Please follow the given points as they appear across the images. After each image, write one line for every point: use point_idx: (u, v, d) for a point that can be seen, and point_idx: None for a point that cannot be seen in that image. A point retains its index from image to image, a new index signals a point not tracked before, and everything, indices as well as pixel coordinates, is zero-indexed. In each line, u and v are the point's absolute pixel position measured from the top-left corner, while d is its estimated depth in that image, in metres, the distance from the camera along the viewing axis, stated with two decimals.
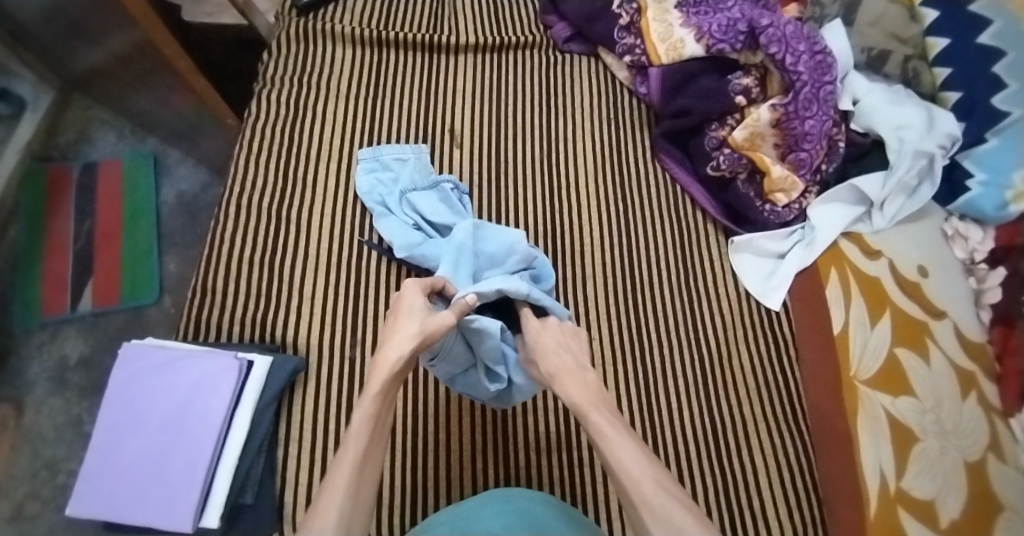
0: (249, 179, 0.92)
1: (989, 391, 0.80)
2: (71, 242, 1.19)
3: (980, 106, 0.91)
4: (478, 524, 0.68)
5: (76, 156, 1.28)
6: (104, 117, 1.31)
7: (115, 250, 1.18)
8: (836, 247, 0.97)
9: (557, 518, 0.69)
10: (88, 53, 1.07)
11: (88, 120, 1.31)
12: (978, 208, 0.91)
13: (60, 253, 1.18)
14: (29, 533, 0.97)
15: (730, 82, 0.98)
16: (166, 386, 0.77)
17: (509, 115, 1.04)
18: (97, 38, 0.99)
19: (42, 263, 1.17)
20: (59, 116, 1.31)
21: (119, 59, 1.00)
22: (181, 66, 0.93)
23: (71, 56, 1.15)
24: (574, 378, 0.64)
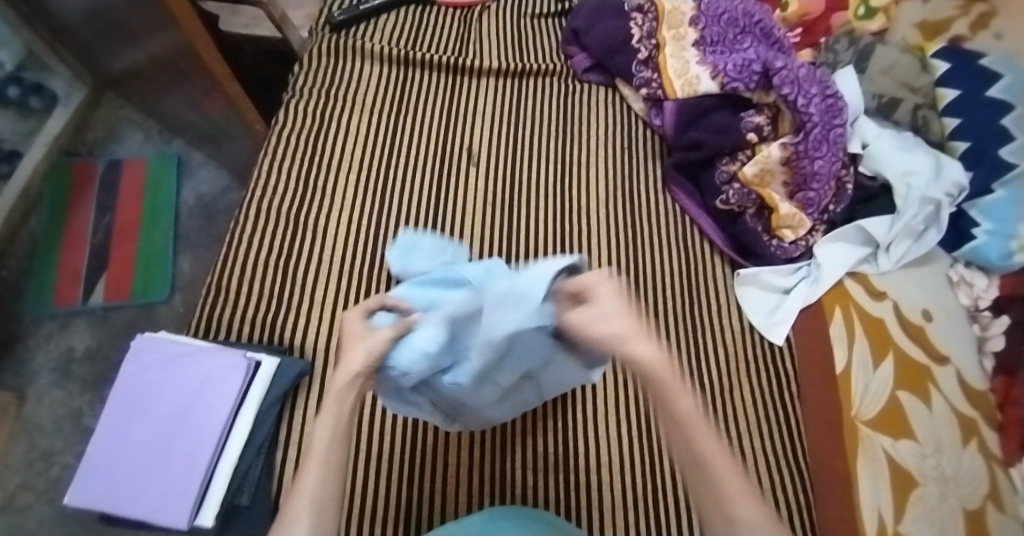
0: (270, 184, 0.94)
1: (989, 439, 0.83)
2: (88, 236, 1.21)
3: (987, 156, 0.95)
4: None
5: (103, 153, 1.31)
6: (133, 118, 1.35)
7: (131, 246, 1.20)
8: (841, 286, 0.97)
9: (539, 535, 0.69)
10: (125, 53, 1.11)
11: (118, 120, 1.35)
12: (983, 256, 0.93)
13: (77, 245, 1.20)
14: (20, 523, 0.97)
15: (742, 119, 1.01)
16: (175, 380, 0.77)
17: (526, 138, 1.06)
18: (135, 39, 1.02)
19: (59, 253, 1.19)
20: (90, 114, 1.35)
21: (156, 60, 1.03)
22: (217, 69, 0.96)
23: (109, 57, 1.19)
24: (647, 343, 0.52)
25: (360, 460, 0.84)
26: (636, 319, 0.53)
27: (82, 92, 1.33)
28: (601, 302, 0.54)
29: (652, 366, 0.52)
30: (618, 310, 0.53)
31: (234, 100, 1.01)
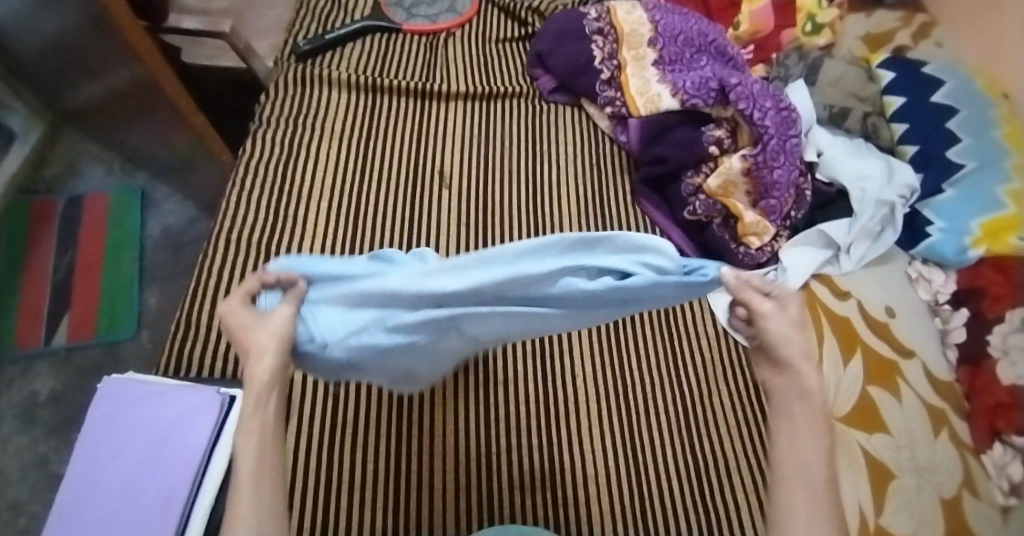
0: (240, 213, 0.94)
1: (960, 428, 0.88)
2: (50, 275, 1.18)
3: (935, 159, 1.02)
4: None
5: (63, 189, 1.29)
6: (94, 153, 1.33)
7: (95, 283, 1.17)
8: (808, 289, 1.00)
9: None
10: (86, 88, 1.11)
11: (78, 155, 1.33)
12: (939, 253, 0.98)
13: (38, 285, 1.17)
14: None
15: (703, 134, 1.04)
16: (145, 421, 0.75)
17: (495, 159, 1.08)
18: (96, 74, 1.02)
19: (19, 294, 1.16)
20: (49, 150, 1.33)
21: (117, 95, 1.03)
22: (181, 103, 0.96)
23: (68, 92, 1.18)
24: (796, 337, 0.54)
25: (342, 484, 0.81)
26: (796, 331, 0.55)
27: (39, 128, 1.30)
28: (784, 310, 0.55)
29: (788, 348, 0.54)
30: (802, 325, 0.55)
31: (200, 131, 1.02)
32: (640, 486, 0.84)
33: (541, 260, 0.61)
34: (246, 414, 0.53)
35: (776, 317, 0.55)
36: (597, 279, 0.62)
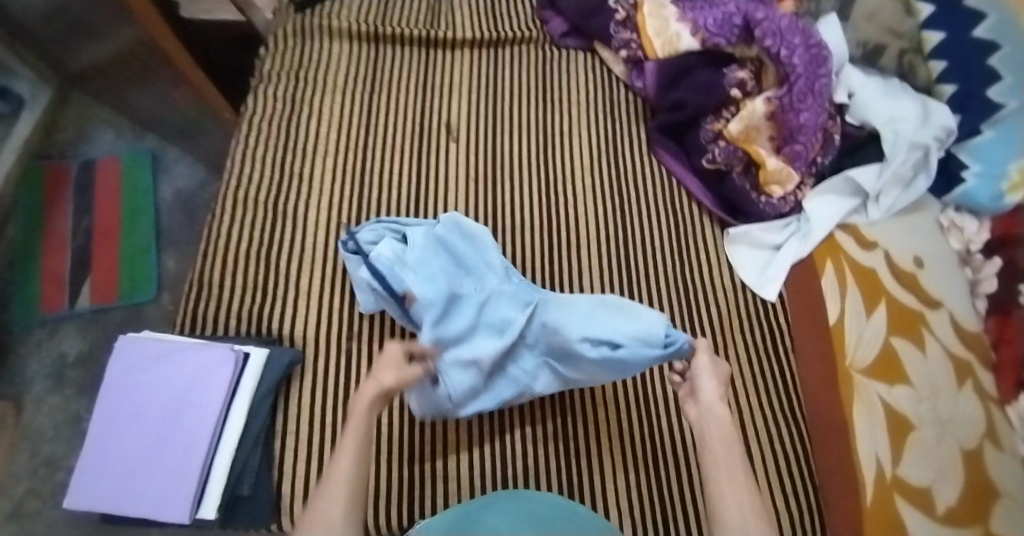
0: (245, 174, 0.93)
1: (985, 380, 0.85)
2: (68, 240, 1.20)
3: (975, 97, 0.94)
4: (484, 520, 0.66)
5: (75, 154, 1.29)
6: (104, 116, 1.32)
7: (112, 248, 1.19)
8: (831, 238, 0.97)
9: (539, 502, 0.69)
10: (87, 51, 1.09)
11: (87, 118, 1.32)
12: (973, 200, 0.94)
13: (58, 250, 1.19)
14: (30, 529, 0.98)
15: (725, 76, 0.98)
16: (161, 381, 0.77)
17: (505, 110, 1.04)
18: (98, 35, 1.00)
19: (41, 260, 1.18)
20: (58, 114, 1.32)
21: (120, 56, 1.01)
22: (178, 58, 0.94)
23: (71, 55, 1.16)
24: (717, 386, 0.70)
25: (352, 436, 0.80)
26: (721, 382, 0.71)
27: (47, 94, 1.30)
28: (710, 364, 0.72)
29: (715, 395, 0.69)
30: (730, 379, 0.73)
31: (200, 90, 1.00)
32: (647, 432, 0.85)
33: (564, 314, 0.79)
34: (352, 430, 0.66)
35: (705, 372, 0.72)
36: (597, 346, 0.76)
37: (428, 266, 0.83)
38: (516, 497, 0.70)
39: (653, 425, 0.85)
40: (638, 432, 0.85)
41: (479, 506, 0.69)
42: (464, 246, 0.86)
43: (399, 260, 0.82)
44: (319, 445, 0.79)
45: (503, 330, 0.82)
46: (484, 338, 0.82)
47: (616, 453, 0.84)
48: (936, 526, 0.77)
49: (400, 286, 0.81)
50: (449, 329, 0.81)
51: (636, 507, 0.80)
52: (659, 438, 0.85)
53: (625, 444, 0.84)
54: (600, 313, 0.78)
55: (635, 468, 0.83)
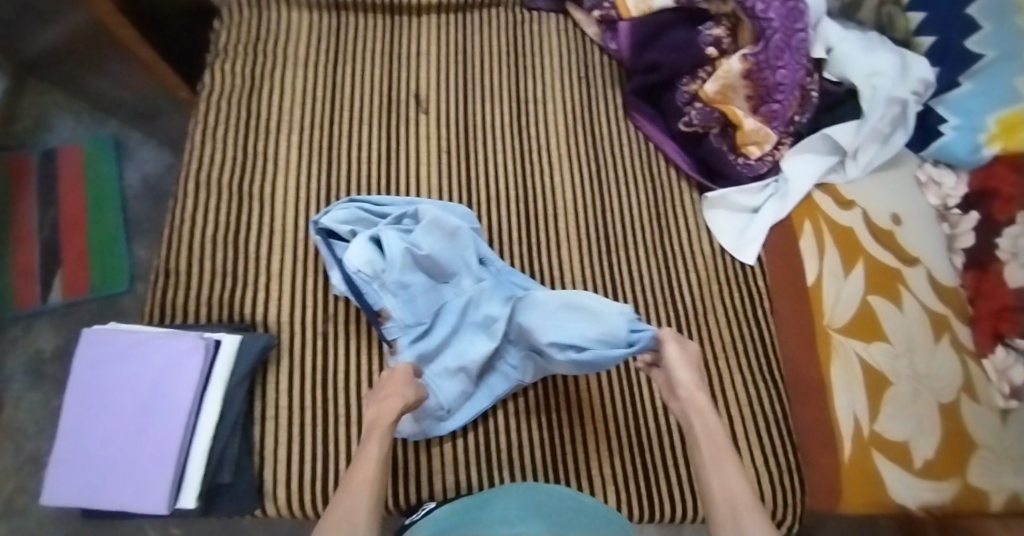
0: (207, 155, 0.90)
1: (962, 333, 0.87)
2: (36, 232, 1.14)
3: (953, 49, 0.93)
4: (486, 512, 0.68)
5: (36, 143, 1.21)
6: (59, 102, 1.24)
7: (81, 239, 1.15)
8: (809, 198, 0.96)
9: (546, 495, 0.70)
10: (38, 35, 1.06)
11: (46, 107, 1.24)
12: (951, 153, 0.93)
13: (27, 242, 1.14)
14: (19, 526, 0.98)
15: (701, 33, 0.95)
16: (130, 371, 0.76)
17: (475, 78, 1.01)
18: (48, 18, 0.98)
19: (10, 253, 1.13)
20: (15, 104, 1.23)
21: (73, 39, 1.01)
22: (121, 34, 0.95)
23: (22, 39, 1.10)
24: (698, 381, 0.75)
25: (341, 423, 0.80)
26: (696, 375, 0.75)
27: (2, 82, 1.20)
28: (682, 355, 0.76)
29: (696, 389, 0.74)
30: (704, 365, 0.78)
31: (153, 71, 1.02)
32: (633, 417, 0.85)
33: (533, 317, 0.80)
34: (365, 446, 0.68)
35: (678, 363, 0.76)
36: (563, 350, 0.78)
37: (405, 283, 0.81)
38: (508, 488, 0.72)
39: (638, 409, 0.86)
40: (623, 416, 0.85)
41: (483, 498, 0.71)
42: (444, 244, 0.83)
43: (377, 276, 0.81)
44: (298, 433, 0.79)
45: (488, 328, 0.83)
46: (468, 341, 0.84)
47: (602, 441, 0.84)
48: (913, 480, 0.81)
49: (377, 304, 0.82)
50: (431, 342, 0.82)
51: (620, 477, 0.82)
52: (643, 422, 0.85)
53: (612, 431, 0.84)
54: (573, 318, 0.78)
55: (622, 455, 0.83)
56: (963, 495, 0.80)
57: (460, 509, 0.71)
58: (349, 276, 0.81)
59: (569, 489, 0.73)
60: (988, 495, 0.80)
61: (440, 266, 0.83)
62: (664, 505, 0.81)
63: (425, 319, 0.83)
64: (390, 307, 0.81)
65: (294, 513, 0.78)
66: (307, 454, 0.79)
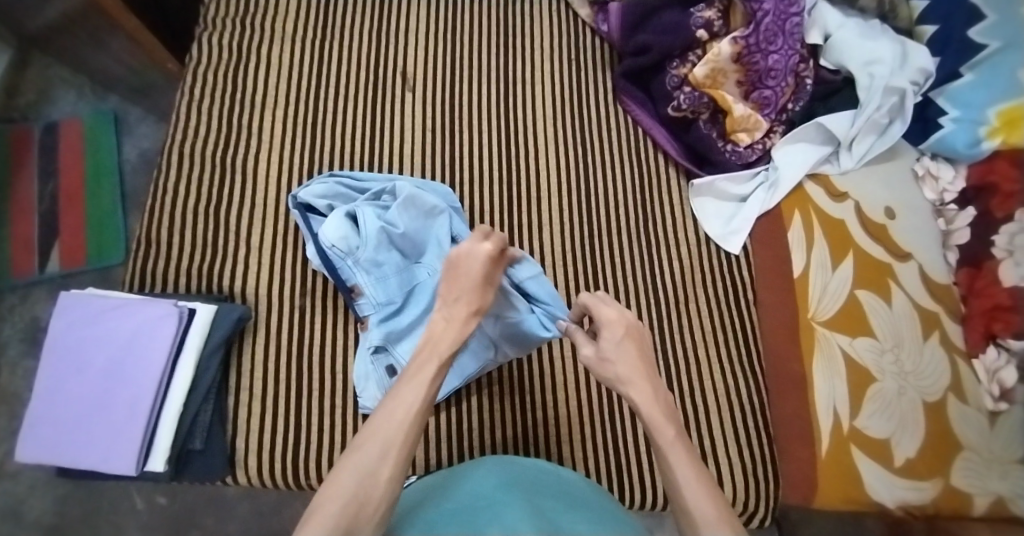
0: (192, 128, 0.91)
1: (952, 331, 0.85)
2: (34, 204, 1.13)
3: (955, 39, 0.91)
4: (467, 484, 0.68)
5: (37, 115, 1.20)
6: (62, 74, 1.23)
7: (79, 211, 1.13)
8: (801, 189, 0.95)
9: (541, 470, 0.71)
10: (35, 10, 1.08)
11: (48, 78, 1.23)
12: (950, 146, 0.90)
13: (25, 214, 1.12)
14: (11, 489, 0.97)
15: (692, 15, 0.93)
16: (105, 336, 0.77)
17: (463, 58, 1.01)
18: None
19: (7, 223, 1.12)
20: (18, 74, 1.23)
21: (69, 16, 1.02)
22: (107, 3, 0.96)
23: (23, 13, 1.12)
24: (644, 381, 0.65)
25: (316, 397, 0.80)
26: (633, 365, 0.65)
27: (4, 53, 1.21)
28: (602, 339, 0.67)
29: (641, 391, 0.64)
30: (625, 346, 0.66)
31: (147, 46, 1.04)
32: (607, 404, 0.86)
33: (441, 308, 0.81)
34: (406, 388, 0.61)
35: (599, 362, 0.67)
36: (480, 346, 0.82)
37: (379, 261, 0.81)
38: (484, 460, 0.73)
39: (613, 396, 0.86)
40: (598, 401, 0.86)
41: (466, 468, 0.72)
42: (420, 222, 0.83)
43: (351, 253, 0.80)
44: (270, 404, 0.80)
45: None
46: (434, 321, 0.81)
47: (575, 427, 0.85)
48: (893, 479, 0.79)
49: (349, 280, 0.81)
50: (401, 322, 0.81)
51: (590, 458, 0.83)
52: (616, 410, 0.85)
53: (585, 415, 0.85)
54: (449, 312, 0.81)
55: (595, 441, 0.84)
56: (944, 496, 0.78)
57: (436, 483, 0.71)
58: (324, 251, 0.80)
59: (534, 460, 0.74)
60: (972, 498, 0.77)
61: (414, 246, 0.83)
62: (631, 490, 0.82)
63: (399, 299, 0.81)
64: (363, 283, 0.80)
65: (266, 483, 0.78)
66: (280, 427, 0.79)
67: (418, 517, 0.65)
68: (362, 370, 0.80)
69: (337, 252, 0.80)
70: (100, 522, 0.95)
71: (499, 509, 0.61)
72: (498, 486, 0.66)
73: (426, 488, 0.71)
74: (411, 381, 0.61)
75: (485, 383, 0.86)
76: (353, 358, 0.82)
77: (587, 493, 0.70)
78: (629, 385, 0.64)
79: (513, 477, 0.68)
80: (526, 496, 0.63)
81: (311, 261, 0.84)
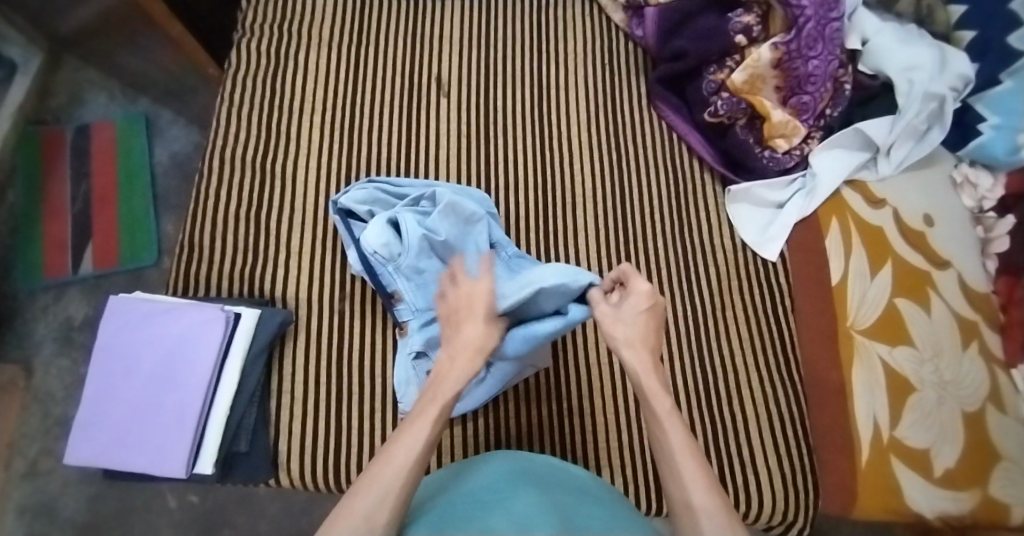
0: (231, 132, 0.91)
1: (990, 340, 0.83)
2: (68, 205, 1.14)
3: (995, 44, 0.88)
4: (473, 481, 0.68)
5: (70, 117, 1.21)
6: (94, 78, 1.24)
7: (112, 214, 1.13)
8: (838, 196, 0.94)
9: (546, 466, 0.71)
10: (71, 12, 1.08)
11: (80, 82, 1.23)
12: (989, 152, 0.89)
13: (59, 215, 1.13)
14: (45, 489, 0.97)
15: (730, 21, 0.93)
16: (152, 339, 0.77)
17: (497, 62, 1.01)
18: None
19: (41, 225, 1.12)
20: (51, 79, 1.23)
21: (107, 18, 1.03)
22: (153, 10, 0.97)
23: (59, 16, 1.12)
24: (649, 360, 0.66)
25: (356, 401, 0.80)
26: (647, 331, 0.68)
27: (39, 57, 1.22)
28: (621, 312, 0.69)
29: (643, 362, 0.66)
30: (642, 317, 0.68)
31: (186, 49, 1.04)
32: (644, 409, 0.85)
33: None
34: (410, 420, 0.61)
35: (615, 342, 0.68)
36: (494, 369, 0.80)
37: (420, 268, 0.81)
38: (491, 456, 0.73)
39: None
40: (636, 410, 0.85)
41: (483, 459, 0.73)
42: (458, 229, 0.82)
43: (392, 259, 0.80)
44: (310, 406, 0.79)
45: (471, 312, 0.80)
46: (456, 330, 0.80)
47: (611, 432, 0.84)
48: (932, 488, 0.78)
49: (389, 286, 0.81)
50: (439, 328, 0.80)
51: (628, 463, 0.82)
52: None
53: (622, 421, 0.85)
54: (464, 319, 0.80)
55: (633, 448, 0.83)
56: (983, 507, 0.77)
57: (447, 477, 0.71)
58: (366, 258, 0.81)
59: (545, 457, 0.73)
60: (1009, 508, 0.76)
61: (453, 255, 0.83)
62: (650, 498, 0.81)
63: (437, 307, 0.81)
64: (402, 289, 0.80)
65: (308, 486, 0.78)
66: (321, 429, 0.78)
67: (427, 510, 0.65)
68: (403, 374, 0.80)
69: (377, 256, 0.80)
70: (133, 522, 0.96)
71: (505, 506, 0.61)
72: (505, 480, 0.66)
73: (435, 484, 0.71)
74: (417, 416, 0.61)
75: (522, 390, 0.86)
76: (391, 363, 0.82)
77: (587, 486, 0.69)
78: (632, 348, 0.67)
79: (520, 473, 0.68)
80: (536, 492, 0.63)
81: (351, 268, 0.85)
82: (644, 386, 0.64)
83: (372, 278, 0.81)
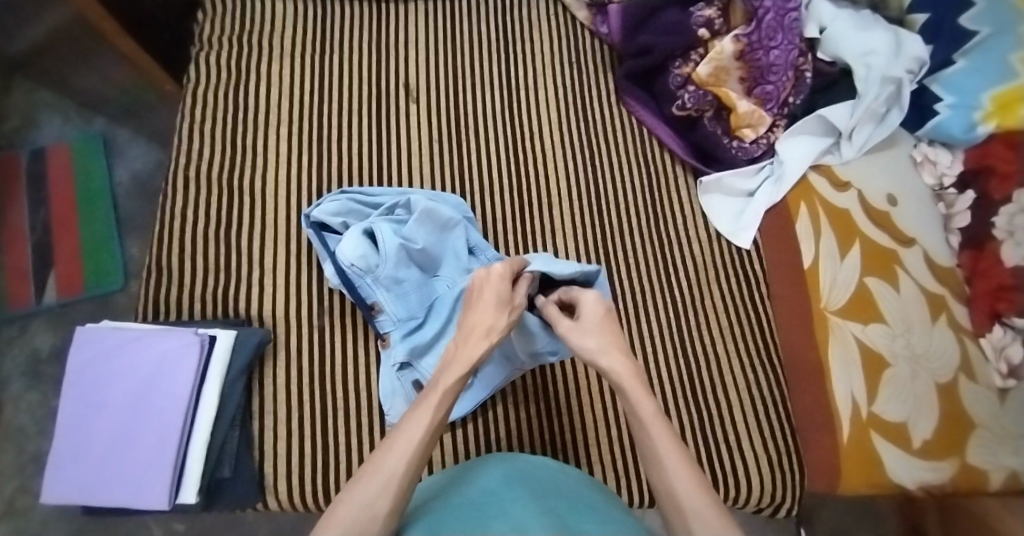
0: (196, 150, 0.89)
1: (958, 312, 0.85)
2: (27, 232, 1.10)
3: (947, 25, 0.92)
4: (468, 484, 0.67)
5: (23, 142, 1.17)
6: (47, 101, 1.20)
7: (74, 240, 1.10)
8: (805, 181, 0.95)
9: (542, 467, 0.70)
10: None
11: (33, 105, 1.19)
12: (947, 132, 0.91)
13: (17, 243, 1.09)
14: (22, 528, 0.94)
15: (692, 14, 0.95)
16: (126, 368, 0.75)
17: (463, 65, 1.00)
18: None
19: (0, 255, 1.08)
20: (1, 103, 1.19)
21: None
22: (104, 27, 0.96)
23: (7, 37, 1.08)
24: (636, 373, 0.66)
25: (341, 416, 0.79)
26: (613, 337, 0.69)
27: None
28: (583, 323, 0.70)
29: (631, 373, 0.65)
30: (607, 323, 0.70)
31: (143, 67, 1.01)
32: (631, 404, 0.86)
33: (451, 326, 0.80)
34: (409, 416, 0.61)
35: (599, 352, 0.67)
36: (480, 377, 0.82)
37: (399, 278, 0.80)
38: (486, 462, 0.72)
39: None
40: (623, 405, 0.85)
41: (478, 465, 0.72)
42: (436, 236, 0.82)
43: (369, 271, 0.79)
44: (294, 425, 0.78)
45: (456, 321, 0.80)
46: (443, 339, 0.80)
47: (599, 428, 0.84)
48: (912, 460, 0.79)
49: (369, 297, 0.80)
50: (422, 336, 0.80)
51: (618, 457, 0.83)
52: None
53: (609, 417, 0.85)
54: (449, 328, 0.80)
55: (622, 444, 0.84)
56: (961, 475, 0.78)
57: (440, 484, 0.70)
58: (343, 271, 0.79)
59: (540, 457, 0.73)
60: (987, 474, 0.78)
61: (432, 262, 0.82)
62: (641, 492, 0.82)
63: (419, 314, 0.81)
64: (382, 300, 0.80)
65: (297, 506, 0.77)
66: (306, 448, 0.77)
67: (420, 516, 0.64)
68: (388, 386, 0.79)
69: (354, 268, 0.79)
70: None
71: (501, 514, 0.60)
72: (505, 483, 0.66)
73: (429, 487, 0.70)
74: (416, 406, 0.62)
75: (509, 393, 0.86)
76: (375, 376, 0.81)
77: (581, 488, 0.69)
78: (609, 356, 0.67)
79: (518, 478, 0.67)
80: (533, 497, 0.63)
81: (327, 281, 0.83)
82: (636, 404, 0.63)
83: (348, 291, 0.80)
